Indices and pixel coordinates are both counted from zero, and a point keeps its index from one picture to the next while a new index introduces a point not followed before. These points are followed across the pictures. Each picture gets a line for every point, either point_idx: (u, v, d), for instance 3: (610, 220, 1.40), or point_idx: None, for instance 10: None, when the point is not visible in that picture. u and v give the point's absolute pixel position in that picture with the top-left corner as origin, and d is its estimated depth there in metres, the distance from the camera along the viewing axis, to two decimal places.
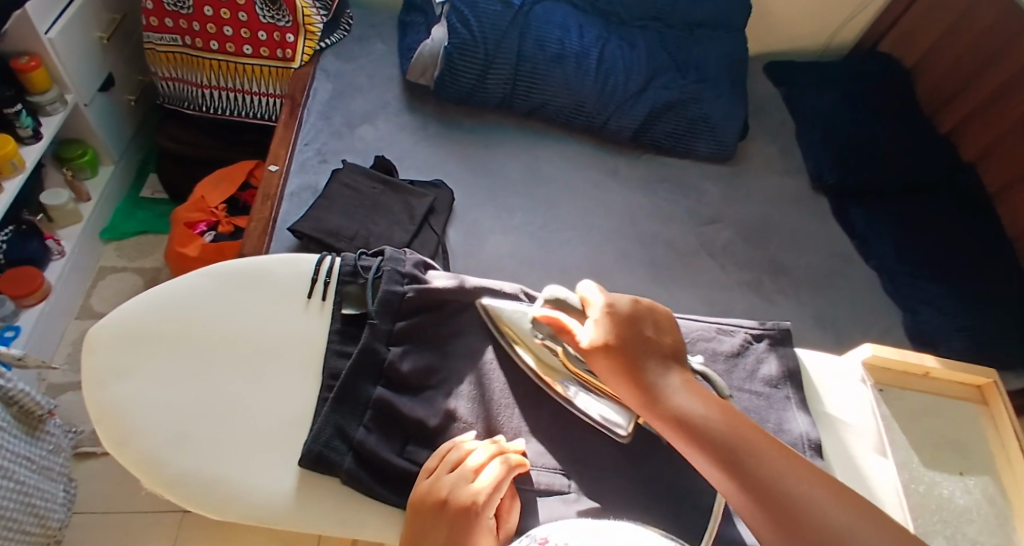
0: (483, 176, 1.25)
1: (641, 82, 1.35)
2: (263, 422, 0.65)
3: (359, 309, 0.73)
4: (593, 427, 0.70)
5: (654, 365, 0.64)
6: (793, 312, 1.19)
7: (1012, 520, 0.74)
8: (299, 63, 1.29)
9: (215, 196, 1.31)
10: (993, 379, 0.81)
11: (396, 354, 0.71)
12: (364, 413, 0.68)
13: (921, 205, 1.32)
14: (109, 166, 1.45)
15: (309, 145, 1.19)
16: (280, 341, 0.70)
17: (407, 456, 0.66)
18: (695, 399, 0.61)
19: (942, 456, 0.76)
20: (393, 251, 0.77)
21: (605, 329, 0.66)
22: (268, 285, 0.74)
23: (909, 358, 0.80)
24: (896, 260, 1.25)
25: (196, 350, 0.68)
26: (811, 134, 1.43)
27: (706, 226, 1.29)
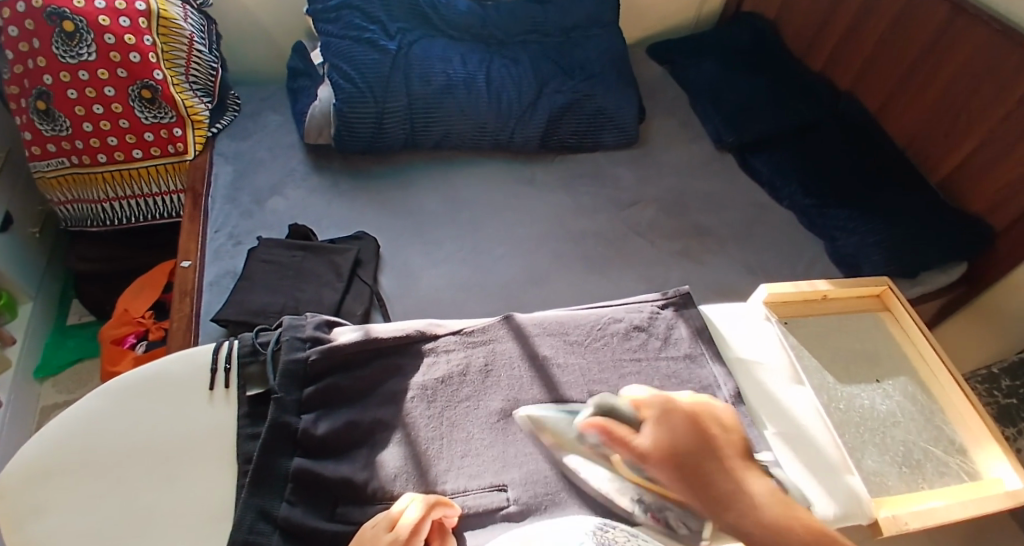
0: (403, 217, 1.25)
1: (533, 93, 1.36)
2: (186, 525, 0.62)
3: (263, 387, 0.70)
4: (521, 440, 0.69)
5: (725, 469, 0.57)
6: (728, 270, 1.23)
7: (937, 413, 0.80)
8: (193, 153, 1.28)
9: (138, 305, 1.29)
10: (886, 286, 0.88)
11: (308, 422, 0.68)
12: (285, 487, 0.65)
13: (816, 141, 1.38)
14: (28, 303, 1.42)
15: (219, 232, 1.18)
16: (190, 439, 0.67)
17: (339, 519, 0.63)
18: (768, 505, 0.55)
19: (857, 370, 0.83)
20: (291, 319, 0.75)
21: (665, 431, 0.59)
22: (169, 389, 0.71)
23: (804, 287, 0.85)
24: (805, 196, 1.32)
25: (105, 470, 0.65)
26: (704, 101, 1.49)
27: (628, 208, 1.32)
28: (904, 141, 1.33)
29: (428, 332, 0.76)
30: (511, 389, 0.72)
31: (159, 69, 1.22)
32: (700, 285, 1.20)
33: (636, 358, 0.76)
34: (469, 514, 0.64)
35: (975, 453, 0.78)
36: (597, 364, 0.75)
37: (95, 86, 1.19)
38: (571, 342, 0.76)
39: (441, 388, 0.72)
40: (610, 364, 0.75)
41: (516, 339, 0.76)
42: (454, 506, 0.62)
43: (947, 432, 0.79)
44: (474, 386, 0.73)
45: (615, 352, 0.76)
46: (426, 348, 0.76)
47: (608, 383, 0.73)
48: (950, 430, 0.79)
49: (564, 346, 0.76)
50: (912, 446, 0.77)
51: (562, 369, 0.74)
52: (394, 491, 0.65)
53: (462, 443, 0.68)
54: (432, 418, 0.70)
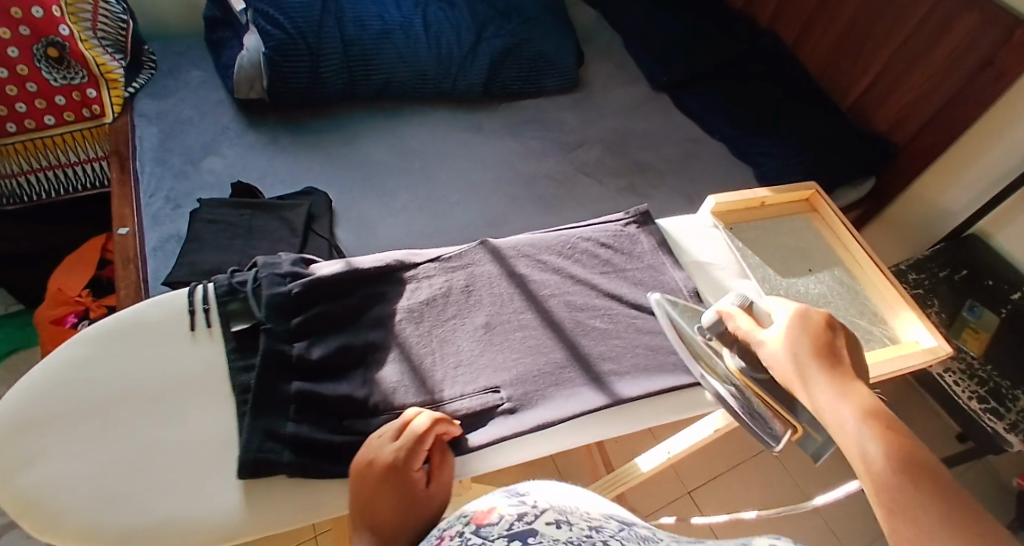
0: (352, 170, 1.21)
1: (472, 38, 1.35)
2: (189, 456, 0.62)
3: (251, 321, 0.68)
4: (509, 348, 0.71)
5: (825, 373, 0.55)
6: (671, 200, 1.28)
7: (862, 293, 0.88)
8: (112, 116, 1.21)
9: (73, 283, 1.22)
10: (815, 190, 0.95)
11: (302, 348, 0.67)
12: (288, 408, 0.64)
13: (740, 75, 1.46)
14: None
15: (154, 196, 1.13)
16: (179, 377, 0.65)
17: (345, 430, 0.64)
18: (844, 408, 0.52)
19: (793, 263, 0.89)
20: (266, 257, 0.72)
21: (787, 336, 0.60)
22: (148, 331, 0.67)
23: (745, 195, 0.91)
24: (732, 127, 1.39)
25: (96, 413, 0.63)
26: (635, 41, 1.54)
27: (574, 149, 1.35)
28: (818, 67, 1.44)
29: (407, 262, 0.75)
30: (494, 304, 0.73)
31: (65, 23, 1.14)
32: None
33: (606, 271, 0.79)
34: (467, 417, 0.66)
35: (893, 319, 0.85)
36: (571, 278, 0.77)
37: None
38: (543, 259, 0.78)
39: (427, 310, 0.72)
40: (584, 277, 0.78)
41: (494, 261, 0.77)
42: (456, 423, 0.64)
43: (872, 308, 0.86)
44: (458, 305, 0.73)
45: (587, 267, 0.79)
46: (407, 275, 0.75)
47: (582, 293, 0.76)
48: (875, 305, 0.87)
49: (538, 263, 0.78)
50: (842, 320, 0.84)
51: (541, 285, 0.76)
52: (397, 403, 0.66)
53: (454, 356, 0.69)
54: (421, 337, 0.70)
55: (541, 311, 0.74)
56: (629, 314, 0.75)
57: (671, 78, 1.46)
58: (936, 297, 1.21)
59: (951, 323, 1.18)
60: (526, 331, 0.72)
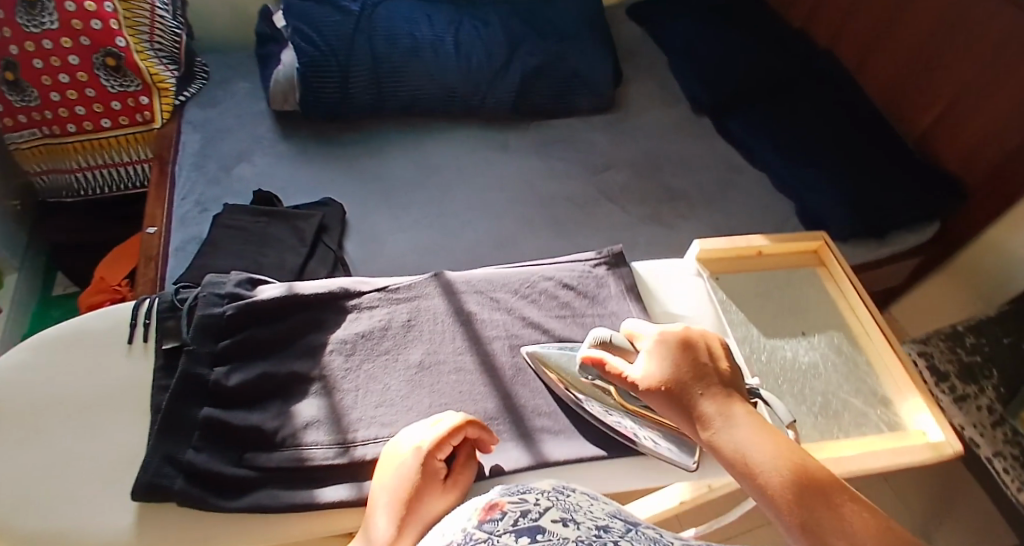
0: (370, 184, 1.23)
1: (504, 55, 1.34)
2: (97, 469, 0.62)
3: (177, 341, 0.69)
4: (437, 391, 0.68)
5: (710, 398, 0.61)
6: (699, 231, 1.22)
7: (861, 364, 0.81)
8: (160, 122, 1.30)
9: (114, 274, 1.30)
10: (823, 240, 0.90)
11: (220, 374, 0.67)
12: (193, 433, 0.64)
13: (789, 98, 1.36)
14: (11, 274, 1.44)
15: (186, 199, 1.18)
16: (106, 389, 0.67)
17: (245, 463, 0.62)
18: (747, 441, 0.58)
19: (784, 324, 0.83)
20: (212, 277, 0.74)
21: (657, 365, 0.64)
22: (90, 342, 0.70)
23: (738, 242, 0.88)
24: (776, 156, 1.28)
25: (22, 418, 0.65)
26: (680, 61, 1.47)
27: (601, 172, 1.31)
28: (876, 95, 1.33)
29: (353, 290, 0.75)
30: (433, 342, 0.72)
31: (121, 36, 1.22)
32: (670, 246, 1.19)
33: (562, 314, 0.76)
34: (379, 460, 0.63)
35: (900, 404, 0.77)
36: (522, 320, 0.75)
37: (60, 55, 1.18)
38: (497, 298, 0.76)
39: (361, 342, 0.71)
40: (536, 320, 0.75)
41: (444, 297, 0.76)
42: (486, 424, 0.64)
43: (870, 384, 0.79)
44: (395, 339, 0.72)
45: (543, 308, 0.76)
46: (350, 304, 0.75)
47: (531, 338, 0.73)
48: (874, 382, 0.79)
49: (489, 302, 0.76)
50: (832, 396, 0.77)
51: (487, 326, 0.74)
52: (305, 440, 0.64)
53: (379, 394, 0.68)
54: (348, 371, 0.69)
55: (482, 353, 0.72)
56: None
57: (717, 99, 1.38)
58: (996, 369, 1.08)
59: (1010, 401, 1.05)
60: (461, 373, 0.70)
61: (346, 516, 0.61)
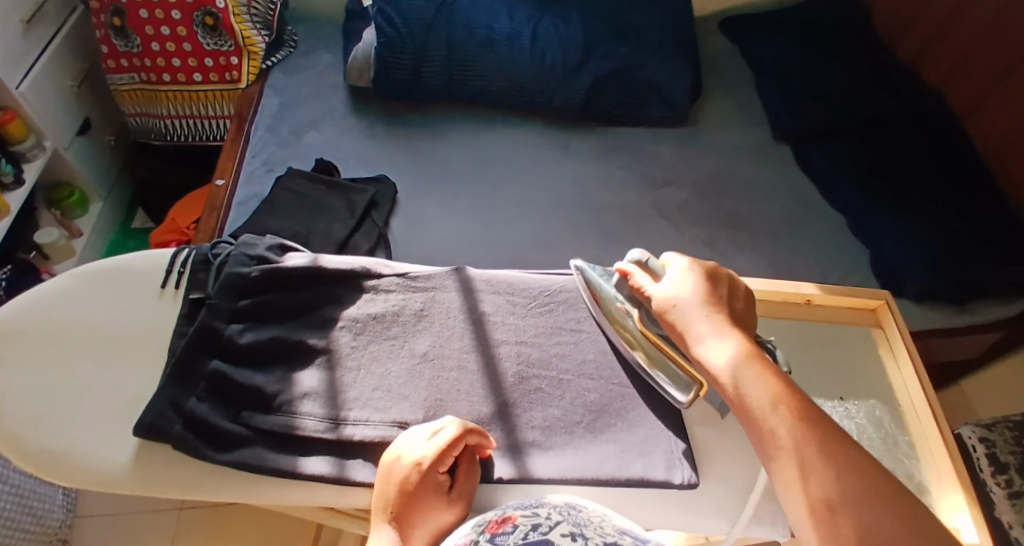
0: (428, 168, 1.25)
1: (578, 58, 1.34)
2: (111, 400, 0.67)
3: (202, 293, 0.73)
4: (435, 385, 0.70)
5: (721, 324, 0.63)
6: (751, 264, 1.18)
7: (902, 445, 0.75)
8: (246, 83, 1.35)
9: (185, 217, 1.39)
10: (885, 300, 0.84)
11: (234, 331, 0.71)
12: (199, 384, 0.68)
13: (887, 138, 1.30)
14: (98, 203, 1.55)
15: (256, 157, 1.24)
16: (133, 328, 0.72)
17: (240, 421, 0.66)
18: (747, 368, 0.59)
19: (823, 383, 0.79)
20: (247, 236, 0.77)
21: (676, 288, 0.66)
22: (128, 280, 0.75)
23: (786, 287, 0.84)
24: (859, 199, 1.23)
25: (56, 341, 0.70)
26: (766, 83, 1.42)
27: (660, 188, 1.28)
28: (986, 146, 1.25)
29: (374, 271, 0.77)
30: (441, 334, 0.73)
31: None
32: None
33: (575, 329, 0.76)
34: (364, 442, 0.65)
35: (938, 499, 0.71)
36: (534, 328, 0.75)
37: (164, 9, 1.27)
38: (514, 303, 0.77)
39: (371, 323, 0.73)
40: (549, 330, 0.75)
41: (461, 291, 0.77)
42: (485, 432, 0.65)
43: (907, 468, 0.73)
44: (405, 326, 0.74)
45: (558, 319, 0.76)
46: (368, 284, 0.77)
47: (539, 348, 0.74)
48: (912, 466, 0.73)
49: (506, 305, 0.76)
50: None
51: (498, 328, 0.74)
52: (300, 409, 0.67)
53: (379, 377, 0.70)
54: (354, 349, 0.72)
55: (487, 354, 0.72)
56: (579, 382, 0.72)
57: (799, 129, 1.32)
58: None
59: None
60: (462, 370, 0.70)
61: (324, 489, 0.65)
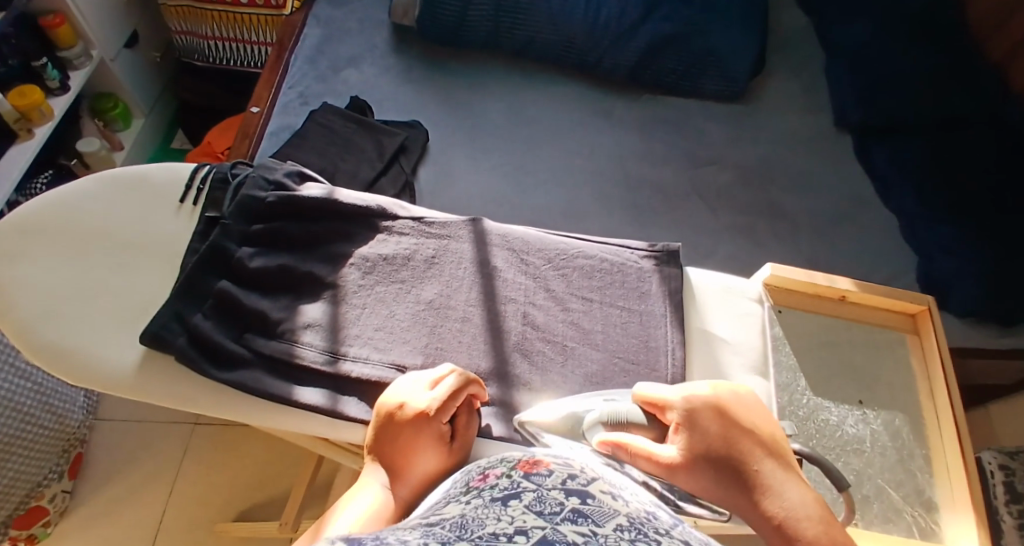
0: (465, 119, 1.23)
1: (637, 14, 1.28)
2: (124, 306, 0.68)
3: (217, 213, 0.74)
4: (437, 335, 0.69)
5: (757, 463, 0.56)
6: (784, 257, 1.14)
7: (915, 457, 0.73)
8: (290, 9, 1.34)
9: (221, 141, 1.39)
10: (927, 306, 0.80)
11: (245, 254, 0.71)
12: (206, 301, 0.68)
13: (952, 139, 1.22)
14: (141, 119, 1.57)
15: (293, 88, 1.22)
16: (150, 239, 0.72)
17: (242, 342, 0.66)
18: (787, 496, 0.54)
19: (842, 386, 0.76)
20: (267, 161, 0.77)
21: (696, 438, 0.58)
22: (149, 191, 0.75)
23: (820, 280, 0.80)
24: (917, 203, 1.17)
25: (75, 241, 0.70)
26: (839, 67, 1.35)
27: (702, 166, 1.24)
28: None
29: (389, 211, 0.76)
30: (449, 285, 0.72)
31: None
32: (749, 263, 1.13)
33: (588, 297, 0.73)
34: (360, 381, 0.65)
35: (946, 519, 0.70)
36: (546, 291, 0.73)
37: None
38: (527, 263, 0.75)
39: (381, 264, 0.73)
40: (560, 295, 0.73)
41: (475, 243, 0.75)
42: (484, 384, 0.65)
43: (915, 481, 0.72)
44: (414, 272, 0.73)
45: (571, 285, 0.74)
46: (382, 225, 0.76)
47: (547, 311, 0.72)
48: (921, 480, 0.72)
49: (518, 264, 0.74)
50: (865, 478, 0.71)
51: (508, 286, 0.72)
52: (300, 339, 0.67)
53: (382, 319, 0.69)
54: (360, 288, 0.71)
55: (492, 311, 0.71)
56: (584, 352, 0.70)
57: (865, 120, 1.27)
58: None
59: None
60: (465, 324, 0.69)
61: (316, 420, 0.64)
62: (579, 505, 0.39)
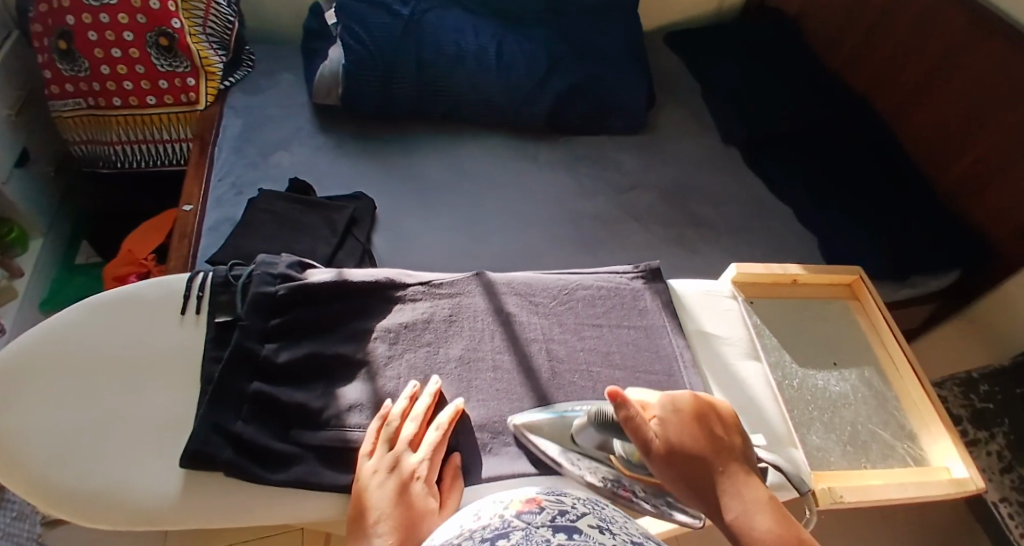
0: (405, 182, 1.26)
1: (544, 72, 1.38)
2: (144, 432, 0.66)
3: (231, 315, 0.73)
4: (478, 387, 0.73)
5: (720, 467, 0.60)
6: (719, 258, 1.25)
7: (889, 399, 0.83)
8: (204, 104, 1.32)
9: (142, 247, 1.32)
10: (858, 275, 0.91)
11: (270, 351, 0.71)
12: (242, 406, 0.68)
13: (826, 136, 1.41)
14: (39, 238, 1.46)
15: (222, 180, 1.20)
16: (157, 357, 0.70)
17: (292, 440, 0.67)
18: (744, 498, 0.58)
19: (818, 355, 0.85)
20: (265, 256, 0.77)
21: (668, 439, 0.61)
22: (142, 308, 0.73)
23: (775, 269, 0.88)
24: (806, 192, 1.33)
25: (76, 375, 0.68)
26: (720, 93, 1.49)
27: (628, 192, 1.33)
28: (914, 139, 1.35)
29: (397, 280, 0.79)
30: (472, 338, 0.76)
31: (176, 17, 1.25)
32: (690, 271, 1.22)
33: (596, 324, 0.79)
34: None
35: (928, 443, 0.80)
36: (559, 324, 0.79)
37: (114, 29, 1.22)
38: (536, 303, 0.80)
39: (404, 332, 0.75)
40: (573, 326, 0.79)
41: (484, 294, 0.80)
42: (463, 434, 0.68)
43: (898, 419, 0.82)
44: (436, 332, 0.76)
45: (579, 316, 0.80)
46: (396, 295, 0.78)
47: (566, 344, 0.77)
48: (901, 417, 0.82)
49: (527, 305, 0.79)
50: (859, 427, 0.80)
51: (525, 329, 0.77)
52: (348, 422, 0.68)
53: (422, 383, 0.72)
54: (390, 357, 0.73)
55: (519, 354, 0.75)
56: (608, 374, 0.76)
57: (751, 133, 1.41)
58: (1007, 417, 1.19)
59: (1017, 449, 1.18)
60: (498, 371, 0.74)
61: None
62: (567, 540, 0.42)
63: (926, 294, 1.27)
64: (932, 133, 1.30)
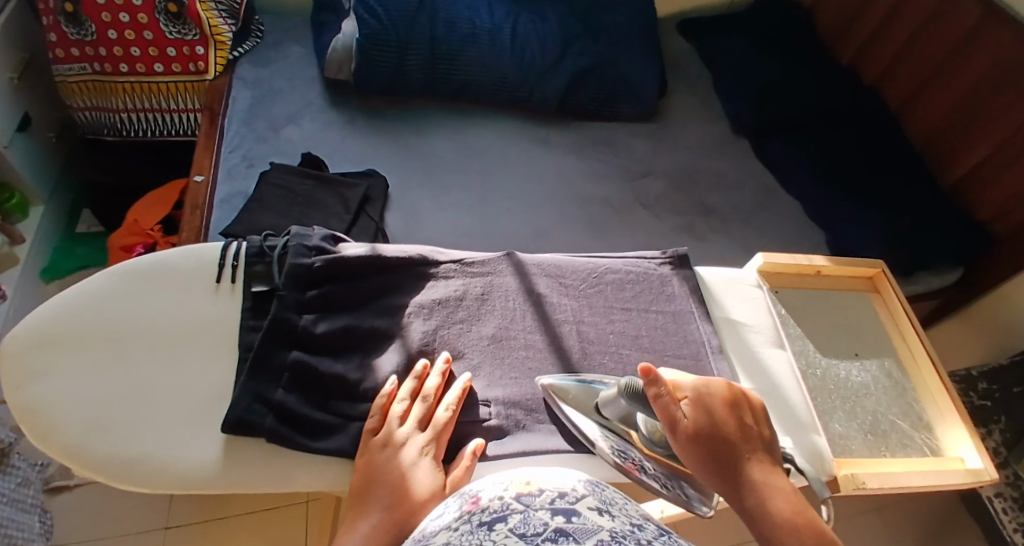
0: (417, 161, 1.25)
1: (556, 52, 1.38)
2: (179, 402, 0.66)
3: (267, 285, 0.72)
4: (511, 365, 0.75)
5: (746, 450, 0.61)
6: (727, 248, 1.26)
7: (907, 390, 0.85)
8: (214, 73, 1.29)
9: (148, 218, 1.30)
10: (880, 268, 0.92)
11: (308, 321, 0.71)
12: (281, 377, 0.69)
13: (833, 128, 1.42)
14: (40, 206, 1.44)
15: (233, 152, 1.19)
16: (191, 327, 0.70)
17: (330, 410, 0.68)
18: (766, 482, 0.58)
19: (838, 345, 0.87)
20: (299, 227, 0.76)
21: (698, 417, 0.62)
22: (175, 277, 0.73)
23: (800, 260, 0.89)
24: (813, 184, 1.34)
25: (109, 344, 0.68)
26: (726, 80, 1.51)
27: (639, 179, 1.34)
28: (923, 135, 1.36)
29: (431, 258, 0.79)
30: (505, 317, 0.77)
31: None
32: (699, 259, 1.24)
33: (625, 307, 0.81)
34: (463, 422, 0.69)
35: (942, 433, 0.83)
36: (589, 307, 0.80)
37: None
38: (567, 285, 0.81)
39: (438, 308, 0.76)
40: (602, 309, 0.80)
41: (516, 274, 0.81)
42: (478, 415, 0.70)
43: (915, 409, 0.84)
44: (469, 310, 0.77)
45: (608, 299, 0.81)
46: (429, 272, 0.79)
47: (595, 326, 0.79)
48: (918, 407, 0.85)
49: (558, 287, 0.81)
50: (880, 415, 0.82)
51: (555, 308, 0.79)
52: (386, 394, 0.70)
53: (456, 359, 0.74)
54: (426, 333, 0.74)
55: (550, 333, 0.77)
56: (636, 355, 0.77)
57: (760, 122, 1.42)
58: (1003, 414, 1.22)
59: (1013, 446, 1.20)
60: (529, 349, 0.76)
61: None
62: (564, 524, 0.40)
63: (929, 291, 1.30)
64: (939, 127, 1.33)
